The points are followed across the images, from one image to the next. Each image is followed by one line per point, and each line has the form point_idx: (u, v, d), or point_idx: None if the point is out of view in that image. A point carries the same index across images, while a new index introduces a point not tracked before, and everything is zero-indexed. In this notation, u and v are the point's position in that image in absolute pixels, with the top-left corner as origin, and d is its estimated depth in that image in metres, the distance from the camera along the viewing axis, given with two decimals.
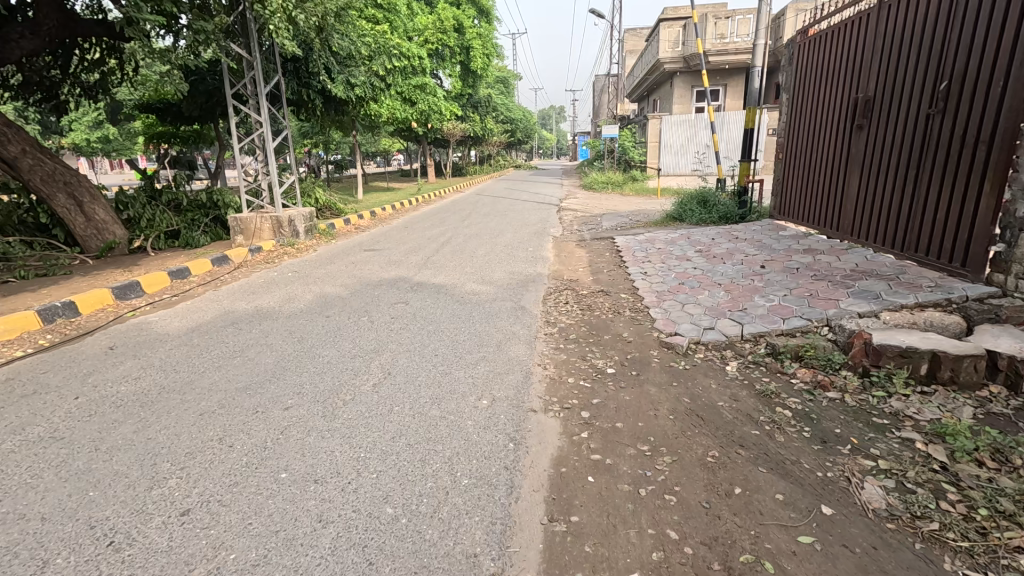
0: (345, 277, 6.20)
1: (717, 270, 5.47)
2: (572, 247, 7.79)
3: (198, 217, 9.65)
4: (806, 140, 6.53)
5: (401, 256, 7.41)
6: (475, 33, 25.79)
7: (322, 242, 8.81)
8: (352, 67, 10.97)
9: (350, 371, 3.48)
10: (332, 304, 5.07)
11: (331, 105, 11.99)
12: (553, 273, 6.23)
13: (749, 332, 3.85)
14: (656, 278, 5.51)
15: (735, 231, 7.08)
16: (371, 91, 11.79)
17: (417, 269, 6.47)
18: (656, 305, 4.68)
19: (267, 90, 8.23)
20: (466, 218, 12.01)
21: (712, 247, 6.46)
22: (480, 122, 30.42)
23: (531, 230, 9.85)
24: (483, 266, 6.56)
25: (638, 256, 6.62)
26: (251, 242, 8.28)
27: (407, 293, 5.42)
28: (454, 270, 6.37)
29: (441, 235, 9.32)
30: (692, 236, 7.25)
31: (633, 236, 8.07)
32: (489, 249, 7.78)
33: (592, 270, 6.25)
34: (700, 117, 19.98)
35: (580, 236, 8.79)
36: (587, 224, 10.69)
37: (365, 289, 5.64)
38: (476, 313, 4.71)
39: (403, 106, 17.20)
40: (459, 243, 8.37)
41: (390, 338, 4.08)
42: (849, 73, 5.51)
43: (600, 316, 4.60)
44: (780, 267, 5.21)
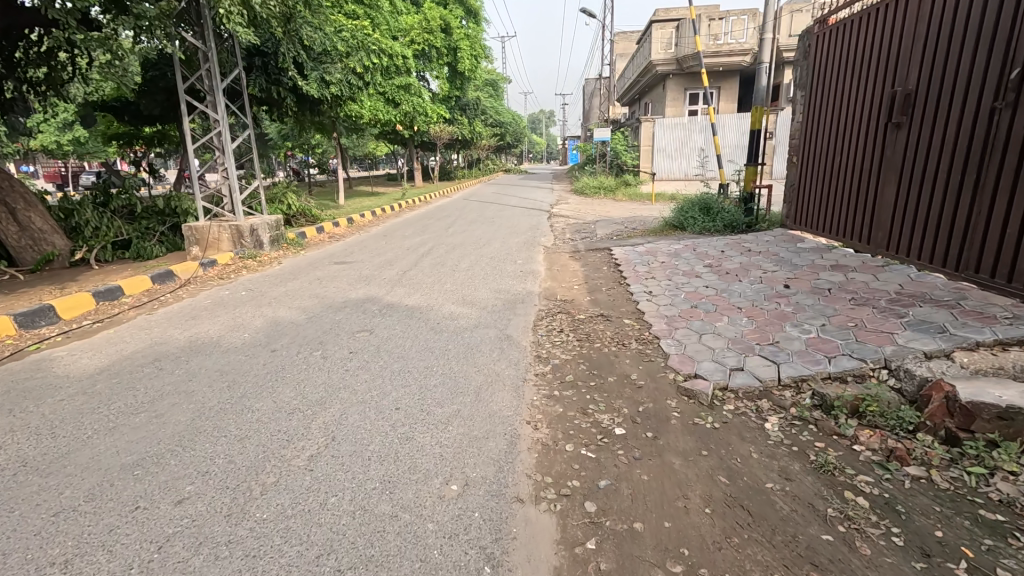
0: (306, 297, 5.40)
1: (733, 291, 4.74)
2: (565, 259, 7.04)
3: (154, 225, 8.81)
4: (826, 142, 5.84)
5: (373, 270, 6.62)
6: (463, 34, 25.09)
7: (289, 253, 7.98)
8: (328, 64, 10.20)
9: (282, 435, 2.68)
10: (283, 332, 4.29)
11: (305, 105, 11.16)
12: (544, 292, 5.47)
13: (788, 376, 3.11)
14: (664, 300, 4.77)
15: (746, 243, 6.36)
16: (349, 89, 11.02)
17: (389, 287, 5.68)
18: (668, 336, 3.93)
19: (224, 84, 7.42)
20: (450, 225, 11.20)
21: (723, 261, 5.73)
22: (469, 126, 29.70)
23: (520, 239, 9.09)
24: (464, 283, 5.78)
25: (640, 271, 5.87)
26: (207, 254, 7.43)
27: (374, 318, 4.64)
28: (431, 288, 5.58)
29: (421, 246, 8.53)
30: (698, 248, 6.52)
31: (633, 246, 7.33)
32: (473, 262, 7.00)
33: (589, 288, 5.50)
34: (694, 120, 19.35)
35: (573, 246, 8.04)
36: (580, 233, 9.95)
37: (327, 312, 4.85)
38: (452, 345, 3.93)
39: (385, 107, 16.44)
40: (440, 255, 7.59)
41: (343, 382, 3.29)
42: (882, 65, 4.82)
43: (602, 350, 3.83)
44: (807, 287, 4.48)
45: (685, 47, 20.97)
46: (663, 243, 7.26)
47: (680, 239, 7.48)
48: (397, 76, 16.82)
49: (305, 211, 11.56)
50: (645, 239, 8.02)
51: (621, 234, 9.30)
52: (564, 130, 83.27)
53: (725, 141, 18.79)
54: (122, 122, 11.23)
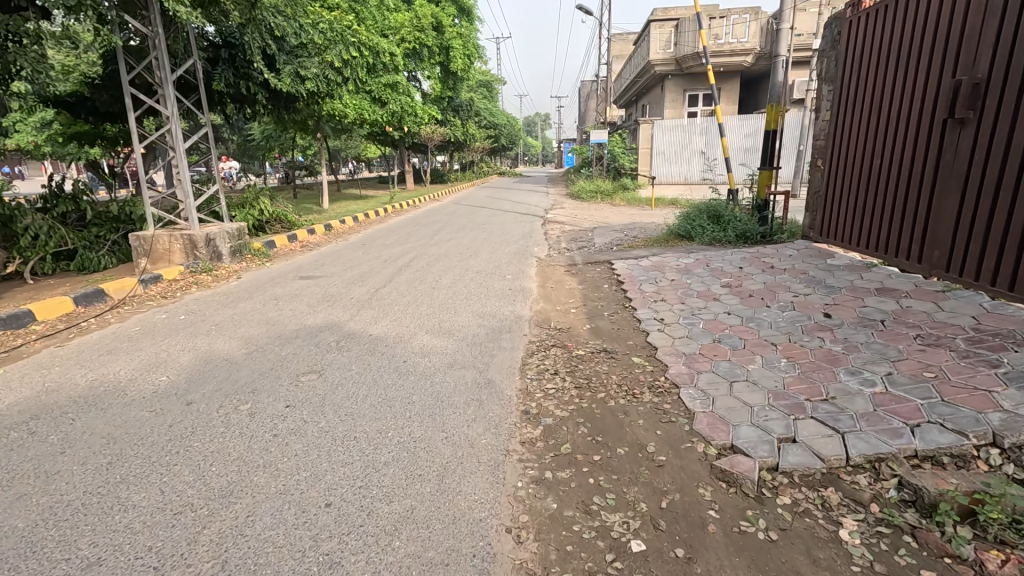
0: (254, 323, 4.56)
1: (761, 321, 3.96)
2: (560, 275, 6.24)
3: (105, 233, 7.98)
4: (858, 143, 5.07)
5: (341, 288, 5.81)
6: (456, 33, 24.30)
7: (252, 266, 7.13)
8: (303, 58, 9.58)
9: (152, 556, 1.87)
10: (213, 373, 3.48)
11: (279, 102, 10.31)
12: (535, 316, 4.67)
13: (859, 452, 2.32)
14: (679, 330, 3.97)
15: (767, 258, 5.58)
16: (327, 86, 10.23)
17: (355, 310, 4.86)
18: (689, 384, 3.13)
19: (174, 75, 6.60)
20: (436, 232, 10.34)
21: (743, 281, 4.95)
22: (462, 127, 28.87)
23: (510, 249, 8.29)
24: (444, 306, 4.97)
25: (647, 291, 5.09)
26: (156, 267, 6.59)
27: (330, 353, 3.83)
28: (404, 312, 4.77)
29: (402, 257, 7.72)
30: (712, 264, 5.74)
31: (636, 259, 6.54)
32: (455, 278, 6.20)
33: (587, 311, 4.70)
34: (693, 122, 18.72)
35: (569, 258, 7.25)
36: (577, 242, 9.13)
37: (275, 343, 4.04)
38: (418, 395, 3.12)
39: (372, 107, 15.65)
40: (420, 268, 6.78)
41: (265, 457, 2.48)
42: (936, 52, 4.03)
43: (607, 403, 3.03)
44: (855, 317, 3.70)
45: (684, 47, 20.32)
46: (668, 256, 6.48)
47: (689, 252, 6.69)
48: (385, 73, 15.99)
49: (279, 215, 10.67)
50: (650, 250, 7.22)
51: (623, 244, 8.51)
52: (560, 132, 82.59)
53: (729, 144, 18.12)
54: (82, 121, 10.37)
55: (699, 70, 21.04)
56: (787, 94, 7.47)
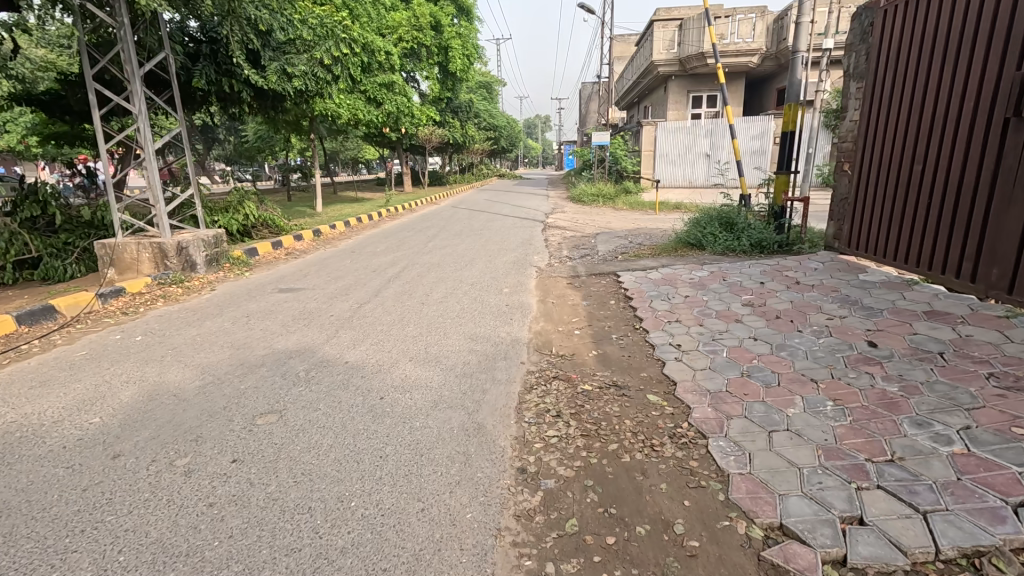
0: (217, 346, 4.04)
1: (795, 349, 3.43)
2: (562, 288, 5.73)
3: (75, 240, 7.47)
4: (893, 144, 4.57)
5: (322, 303, 5.30)
6: (454, 33, 23.82)
7: (229, 276, 6.62)
8: (291, 54, 9.09)
9: None
10: (156, 412, 2.97)
11: (266, 101, 9.80)
12: (535, 339, 4.15)
13: (952, 543, 1.78)
14: (701, 360, 3.45)
15: (790, 272, 5.06)
16: (317, 85, 9.73)
17: (333, 332, 4.34)
18: (719, 435, 2.60)
19: (142, 69, 6.06)
20: (430, 239, 9.80)
21: (768, 300, 4.42)
22: (461, 129, 28.35)
23: (508, 257, 7.77)
24: (432, 326, 4.45)
25: (659, 309, 4.57)
26: (123, 278, 6.09)
27: (297, 386, 3.32)
28: (386, 334, 4.25)
29: (392, 266, 7.21)
30: (729, 278, 5.22)
31: (645, 271, 6.02)
32: (448, 291, 5.69)
33: (594, 334, 4.18)
34: (698, 125, 18.23)
35: (571, 269, 6.74)
36: (579, 250, 8.60)
37: (235, 372, 3.52)
38: (393, 445, 2.60)
39: (367, 108, 15.17)
40: (410, 280, 6.26)
41: (192, 542, 1.96)
42: (992, 42, 3.52)
43: (621, 458, 2.50)
44: (908, 347, 3.18)
45: (688, 47, 19.85)
46: (680, 267, 5.97)
47: (702, 263, 6.17)
48: (380, 72, 15.48)
49: (266, 220, 10.14)
50: (658, 260, 6.70)
51: (627, 253, 7.98)
52: (560, 134, 82.16)
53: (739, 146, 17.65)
54: (61, 121, 9.89)
55: (703, 71, 20.58)
56: (807, 90, 6.84)
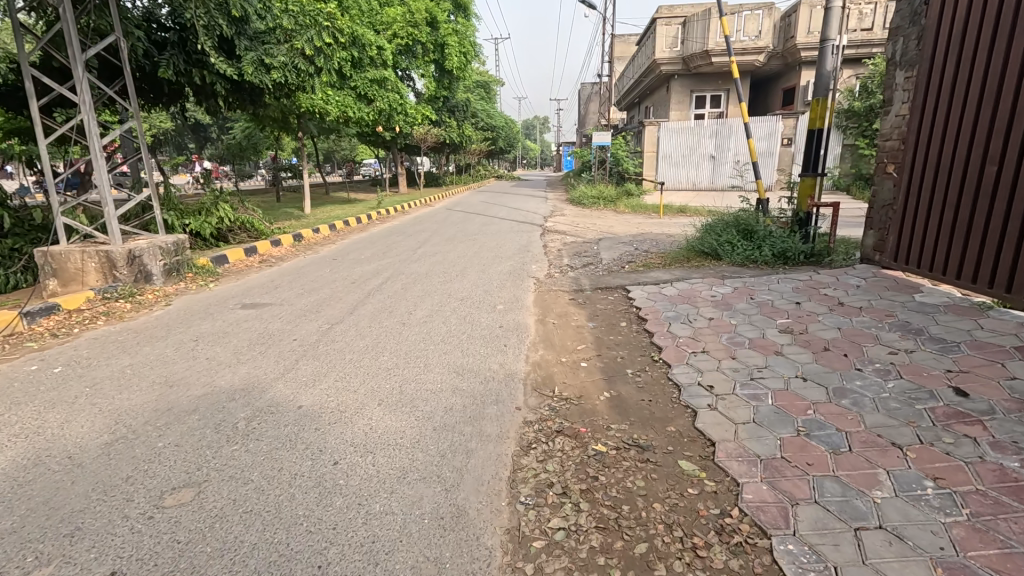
0: (145, 382, 3.32)
1: (861, 397, 2.74)
2: (564, 305, 5.03)
3: (23, 244, 6.72)
4: (943, 145, 4.01)
5: (289, 323, 4.60)
6: (451, 29, 23.15)
7: (191, 288, 5.91)
8: (269, 44, 8.38)
9: None
10: (34, 488, 2.25)
11: (243, 95, 9.05)
12: (533, 373, 3.46)
13: None
14: (742, 409, 2.76)
15: (829, 290, 4.38)
16: (300, 79, 9.01)
17: (292, 364, 3.63)
18: (788, 533, 1.90)
19: (89, 54, 5.32)
20: (420, 245, 9.08)
21: (810, 326, 3.72)
22: (457, 128, 27.64)
23: (503, 266, 7.08)
24: (411, 356, 3.75)
25: (680, 336, 3.87)
26: (66, 291, 5.37)
27: (230, 445, 2.60)
28: (355, 368, 3.55)
29: (376, 276, 6.50)
30: (757, 296, 4.52)
31: (657, 285, 5.33)
32: (434, 308, 4.98)
33: (604, 368, 3.48)
34: (702, 125, 17.51)
35: (574, 281, 6.04)
36: (581, 259, 7.90)
37: (157, 422, 2.81)
38: (340, 547, 1.90)
39: (357, 105, 14.47)
40: (393, 293, 5.56)
41: None
42: None
43: (653, 573, 1.79)
44: (1012, 401, 2.50)
45: (692, 45, 19.21)
46: (697, 281, 5.28)
47: (721, 276, 5.48)
48: (371, 68, 14.78)
49: (244, 223, 9.40)
50: (671, 272, 6.00)
51: (634, 262, 7.28)
52: (558, 135, 81.48)
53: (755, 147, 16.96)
54: (23, 116, 9.15)
55: (707, 70, 19.92)
56: (837, 84, 6.16)
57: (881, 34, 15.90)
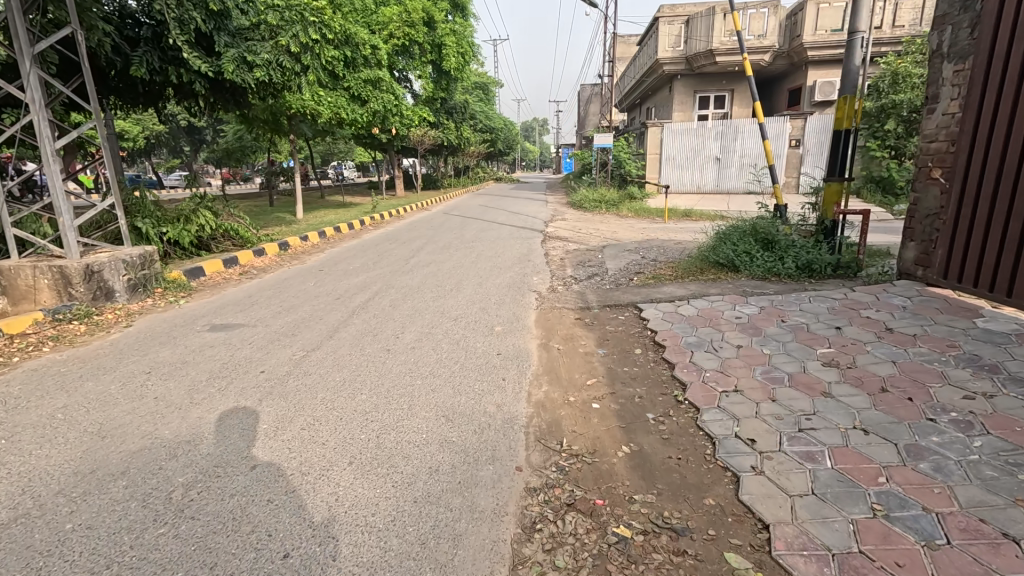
0: (73, 433, 2.78)
1: (944, 461, 2.22)
2: (569, 328, 4.51)
3: None
4: (1004, 150, 3.50)
5: (259, 349, 4.07)
6: (449, 29, 22.66)
7: (159, 306, 5.38)
8: (253, 41, 7.90)
9: None
10: None
11: (225, 95, 8.52)
12: (537, 418, 2.93)
13: None
14: (796, 476, 2.23)
15: (873, 313, 3.85)
16: (286, 78, 8.48)
17: (254, 406, 3.09)
18: None
19: (40, 49, 4.78)
20: (414, 253, 8.56)
21: (859, 358, 3.20)
22: (455, 130, 27.11)
23: (502, 278, 6.55)
24: (394, 394, 3.22)
25: (706, 369, 3.34)
26: (16, 310, 4.84)
27: (158, 527, 2.06)
28: (327, 411, 3.02)
29: (364, 290, 5.97)
30: (789, 318, 4.00)
31: (672, 303, 4.79)
32: (425, 331, 4.46)
33: (621, 411, 2.95)
34: (707, 126, 17.01)
35: (579, 297, 5.52)
36: (585, 269, 7.38)
37: (73, 492, 2.27)
38: None
39: (351, 106, 13.96)
40: (381, 312, 5.03)
41: None
42: None
43: None
44: None
45: (695, 44, 18.72)
46: (717, 299, 4.76)
47: (743, 293, 4.96)
48: (365, 68, 14.27)
49: (227, 230, 8.88)
50: (686, 286, 5.48)
51: (644, 273, 6.76)
52: (558, 137, 81.06)
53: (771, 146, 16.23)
54: None
55: (711, 70, 19.43)
56: (866, 80, 5.64)
57: (892, 33, 15.45)
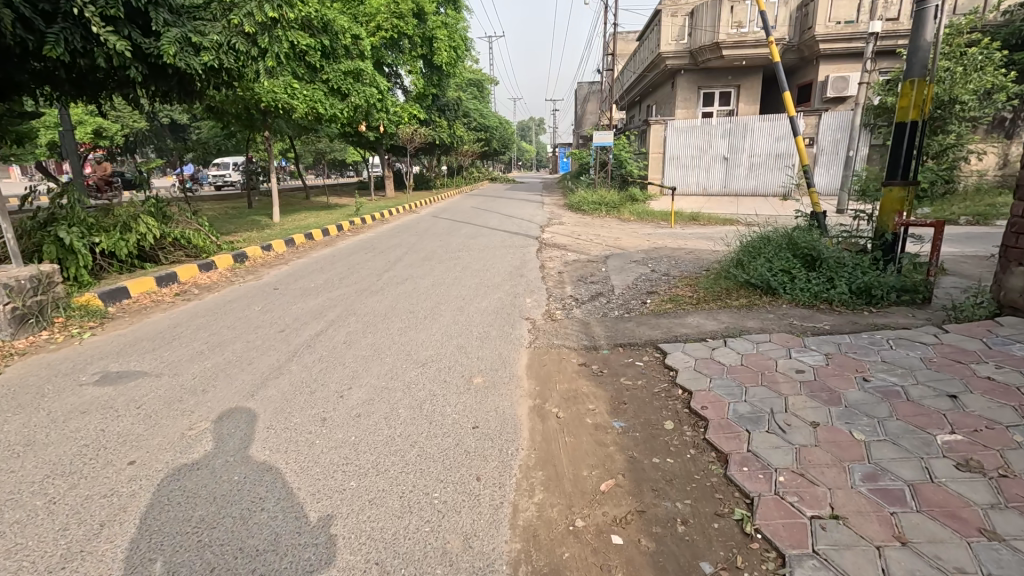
0: None
1: None
2: (571, 380, 3.43)
3: None
4: None
5: (148, 418, 2.97)
6: (440, 22, 21.56)
7: (51, 342, 4.25)
8: (201, 21, 6.81)
9: None
10: None
11: (170, 86, 7.38)
12: (525, 569, 1.85)
13: None
14: None
15: (997, 374, 2.78)
16: (241, 64, 7.37)
17: (88, 542, 1.99)
18: None
19: None
20: (391, 266, 7.47)
21: (1012, 460, 2.13)
22: (449, 128, 25.99)
23: (490, 300, 5.47)
24: (313, 516, 2.14)
25: (778, 469, 2.26)
26: None
27: None
28: (198, 553, 1.93)
29: (319, 318, 4.87)
30: (872, 376, 2.92)
31: (704, 345, 3.70)
32: (380, 386, 3.37)
33: (657, 558, 1.87)
34: (713, 123, 15.97)
35: (581, 330, 4.45)
36: (587, 288, 6.32)
37: None
38: None
39: (329, 100, 12.84)
40: (331, 353, 3.95)
41: None
42: None
43: None
44: None
45: (700, 36, 17.71)
46: (761, 338, 3.69)
47: (792, 331, 3.90)
48: (345, 59, 13.17)
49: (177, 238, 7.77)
50: (716, 316, 4.42)
51: (660, 295, 5.69)
52: (555, 137, 80.11)
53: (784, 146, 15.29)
54: None
55: (717, 64, 18.36)
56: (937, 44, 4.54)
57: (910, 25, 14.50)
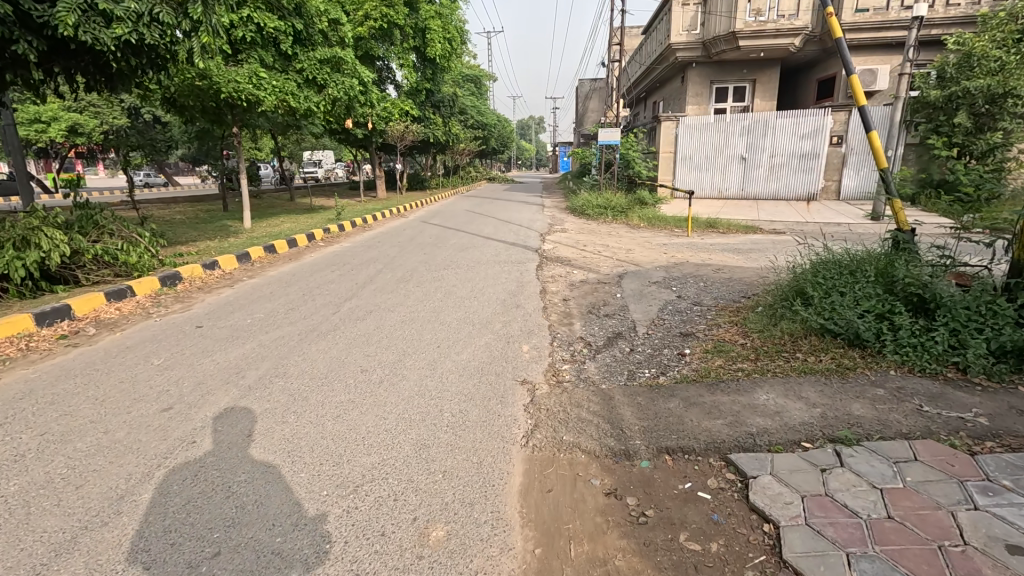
0: None
1: None
2: (592, 534, 2.05)
3: None
4: None
5: None
6: (433, 11, 20.13)
7: None
8: None
9: None
10: None
11: (83, 68, 5.97)
12: None
13: None
14: None
15: None
16: (169, 40, 5.86)
17: None
18: None
19: None
20: (356, 290, 6.09)
21: None
22: (444, 126, 24.57)
23: (472, 350, 4.08)
24: None
25: None
26: None
27: None
28: None
29: (232, 382, 3.49)
30: None
31: (810, 463, 2.29)
32: (269, 551, 1.99)
33: None
34: (729, 120, 14.57)
35: (599, 407, 3.08)
36: (601, 326, 4.97)
37: None
38: None
39: (304, 91, 11.46)
40: (222, 459, 2.59)
41: None
42: None
43: None
44: None
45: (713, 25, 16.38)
46: (901, 454, 2.28)
47: (932, 434, 2.50)
48: (321, 44, 11.80)
49: (98, 253, 6.56)
50: (798, 394, 3.01)
51: (700, 342, 4.29)
52: (555, 136, 78.92)
53: (805, 146, 13.93)
54: None
55: (731, 56, 16.99)
56: None
57: (946, 12, 13.08)
